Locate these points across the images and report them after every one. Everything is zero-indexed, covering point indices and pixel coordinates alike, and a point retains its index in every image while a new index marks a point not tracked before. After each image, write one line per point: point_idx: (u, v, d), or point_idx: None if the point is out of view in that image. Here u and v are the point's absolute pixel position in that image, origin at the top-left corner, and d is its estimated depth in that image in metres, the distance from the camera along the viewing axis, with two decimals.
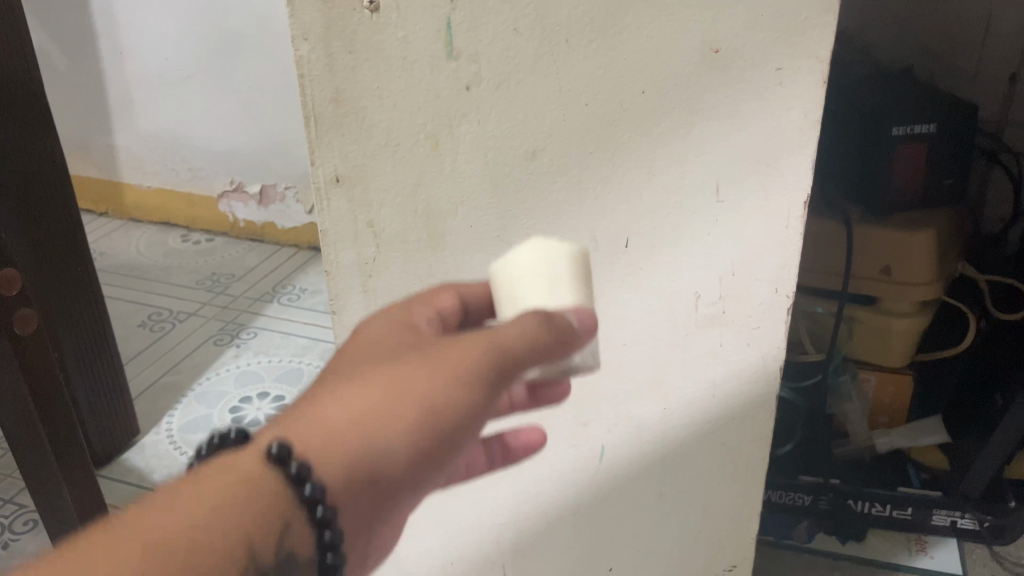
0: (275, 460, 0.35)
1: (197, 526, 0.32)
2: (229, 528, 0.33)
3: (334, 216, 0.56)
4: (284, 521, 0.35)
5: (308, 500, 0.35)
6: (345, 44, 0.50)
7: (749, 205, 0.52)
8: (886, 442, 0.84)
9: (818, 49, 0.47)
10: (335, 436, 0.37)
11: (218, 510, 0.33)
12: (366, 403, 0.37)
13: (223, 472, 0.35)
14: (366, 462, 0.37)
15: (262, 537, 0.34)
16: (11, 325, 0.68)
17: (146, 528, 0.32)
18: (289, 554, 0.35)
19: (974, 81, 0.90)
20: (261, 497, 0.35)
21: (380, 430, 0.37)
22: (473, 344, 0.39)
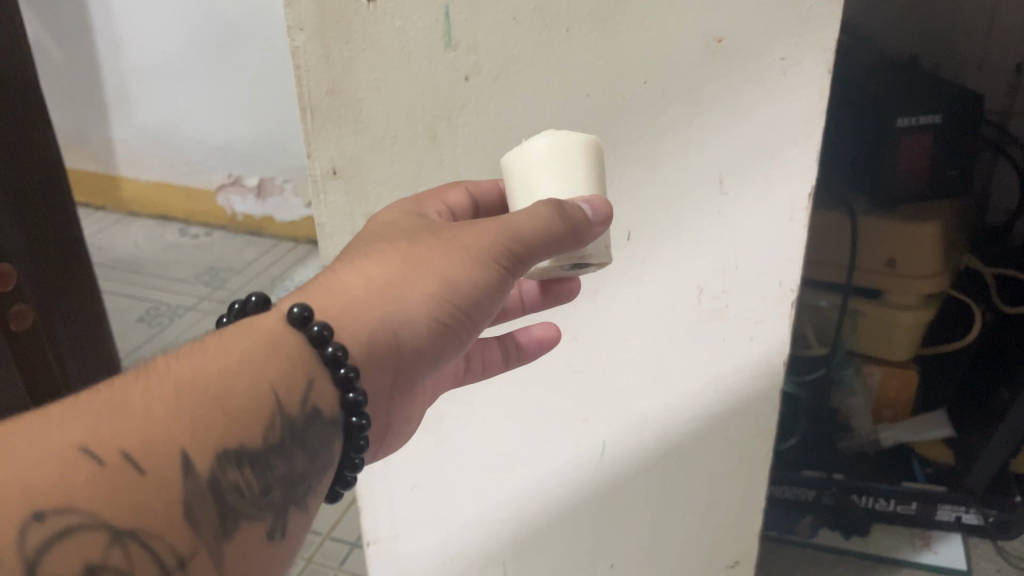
0: (298, 319, 0.38)
1: (205, 388, 0.33)
2: (236, 396, 0.34)
3: (331, 210, 0.55)
4: (309, 378, 0.37)
5: (333, 360, 0.38)
6: (341, 35, 0.49)
7: (752, 197, 0.51)
8: (891, 435, 0.84)
9: (822, 39, 0.46)
10: (360, 303, 0.40)
11: (226, 371, 0.34)
12: (388, 271, 0.41)
13: (245, 332, 0.37)
14: (388, 326, 0.40)
15: (270, 401, 0.35)
16: (9, 324, 0.71)
17: (145, 398, 0.32)
18: (313, 408, 0.37)
19: (979, 71, 0.88)
20: (270, 373, 0.36)
21: (404, 300, 0.41)
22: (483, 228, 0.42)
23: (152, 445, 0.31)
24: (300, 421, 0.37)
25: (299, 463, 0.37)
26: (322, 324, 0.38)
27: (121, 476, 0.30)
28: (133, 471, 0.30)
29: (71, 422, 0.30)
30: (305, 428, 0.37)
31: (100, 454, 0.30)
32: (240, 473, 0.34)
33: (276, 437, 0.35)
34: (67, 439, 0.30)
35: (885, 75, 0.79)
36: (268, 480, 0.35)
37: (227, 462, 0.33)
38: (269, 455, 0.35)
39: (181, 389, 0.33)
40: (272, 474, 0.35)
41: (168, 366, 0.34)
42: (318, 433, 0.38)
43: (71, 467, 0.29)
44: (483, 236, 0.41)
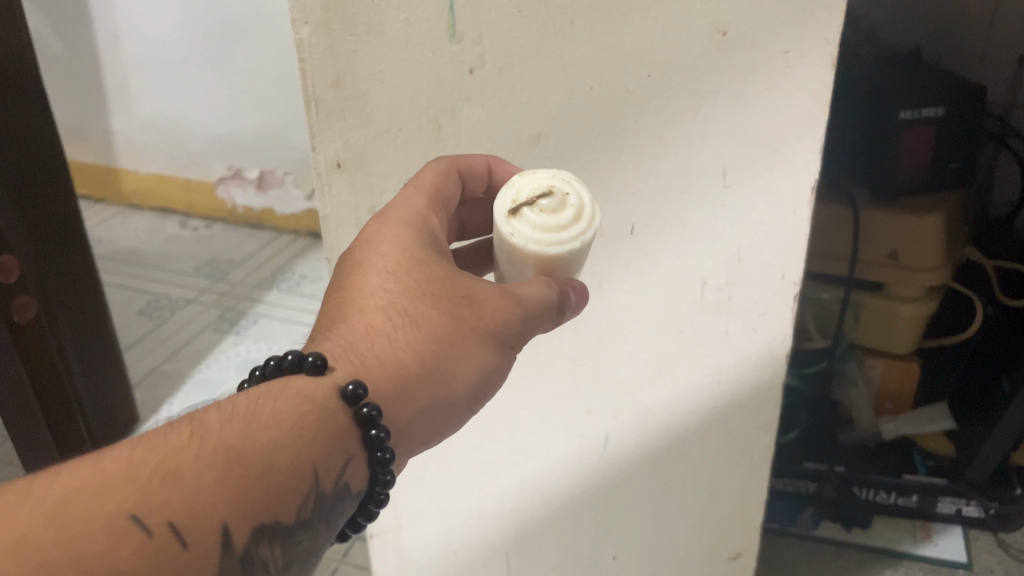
0: (351, 398, 0.39)
1: (253, 461, 0.35)
2: (280, 471, 0.36)
3: (335, 203, 0.55)
4: (346, 457, 0.39)
5: (376, 442, 0.40)
6: (346, 27, 0.49)
7: (754, 190, 0.51)
8: (891, 428, 0.84)
9: (827, 31, 0.46)
10: (405, 383, 0.42)
11: (275, 443, 0.36)
12: (432, 347, 0.43)
13: (297, 402, 0.38)
14: (426, 406, 0.43)
15: (310, 478, 0.37)
16: (13, 315, 0.72)
17: (197, 467, 0.34)
18: (345, 485, 0.40)
19: (981, 63, 0.88)
20: (315, 451, 0.38)
21: (441, 380, 0.43)
22: (514, 308, 0.44)
23: (199, 521, 0.33)
24: (331, 497, 0.39)
25: (321, 535, 0.39)
26: (371, 405, 0.40)
27: (168, 551, 0.32)
28: (177, 545, 0.32)
29: (125, 488, 0.32)
30: (334, 502, 0.39)
31: (150, 525, 0.32)
32: (269, 549, 0.36)
33: (306, 514, 0.38)
34: (121, 507, 0.31)
35: (888, 66, 0.78)
36: (291, 553, 0.38)
37: (260, 538, 0.35)
38: (296, 531, 0.38)
39: (231, 462, 0.34)
40: (295, 548, 0.38)
41: (221, 429, 0.35)
42: (342, 507, 0.40)
43: (124, 537, 0.31)
44: (510, 316, 0.44)
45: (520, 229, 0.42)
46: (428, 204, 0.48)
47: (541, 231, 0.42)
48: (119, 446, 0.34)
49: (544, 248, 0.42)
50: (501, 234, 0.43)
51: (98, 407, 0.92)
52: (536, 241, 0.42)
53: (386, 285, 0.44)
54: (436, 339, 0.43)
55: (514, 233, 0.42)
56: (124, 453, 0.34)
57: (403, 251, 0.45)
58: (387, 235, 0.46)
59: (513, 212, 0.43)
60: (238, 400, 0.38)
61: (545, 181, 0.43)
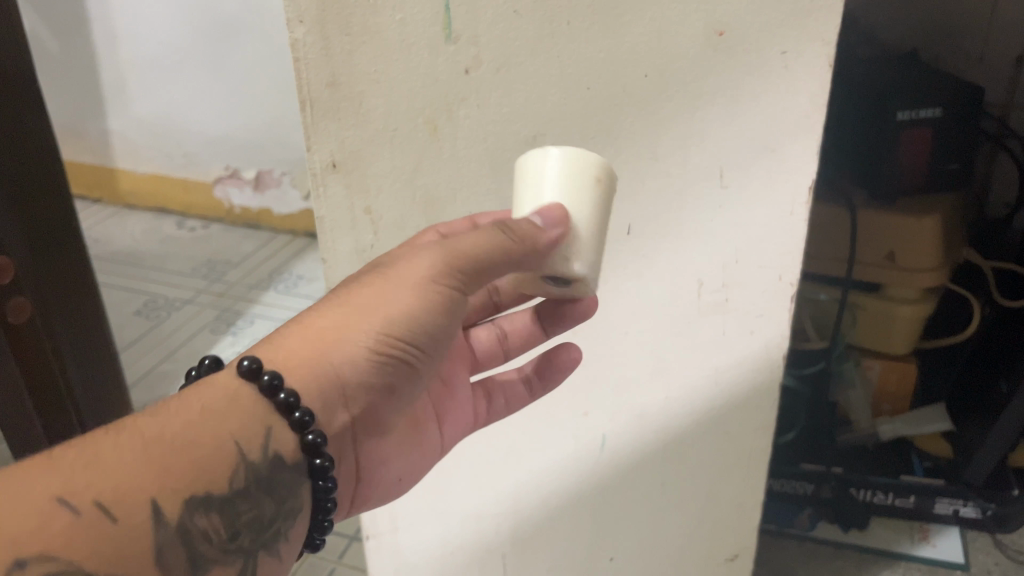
0: (248, 372, 0.41)
1: (171, 439, 0.37)
2: (200, 446, 0.38)
3: (330, 204, 0.55)
4: (267, 428, 0.41)
5: (286, 407, 0.41)
6: (342, 27, 0.49)
7: (751, 191, 0.51)
8: (890, 430, 0.84)
9: (823, 32, 0.46)
10: (300, 349, 0.43)
11: (189, 425, 0.39)
12: (330, 315, 0.44)
13: (210, 388, 0.41)
14: (328, 368, 0.43)
15: (230, 449, 0.39)
16: (9, 316, 0.71)
17: (116, 452, 0.36)
18: (275, 456, 0.41)
19: (979, 64, 0.88)
20: (229, 424, 0.40)
21: (342, 340, 0.43)
22: (427, 257, 0.44)
23: (126, 498, 0.35)
24: (263, 469, 0.41)
25: (267, 508, 0.41)
26: (289, 391, 0.41)
27: (97, 526, 0.34)
28: (106, 520, 0.34)
29: (49, 475, 0.34)
30: (268, 477, 0.41)
31: (75, 504, 0.34)
32: (208, 520, 0.38)
33: (240, 485, 0.40)
34: (45, 491, 0.34)
35: (885, 67, 0.78)
36: (235, 525, 0.39)
37: (195, 510, 0.37)
38: (235, 501, 0.40)
39: (148, 443, 0.37)
40: (239, 519, 0.40)
41: (140, 419, 0.38)
42: (282, 479, 0.42)
43: (51, 517, 0.33)
44: (425, 265, 0.43)
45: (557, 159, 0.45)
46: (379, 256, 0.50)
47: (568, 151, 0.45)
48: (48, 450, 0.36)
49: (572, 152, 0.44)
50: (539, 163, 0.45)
51: (93, 407, 0.92)
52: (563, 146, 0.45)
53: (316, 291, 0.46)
54: (337, 308, 0.44)
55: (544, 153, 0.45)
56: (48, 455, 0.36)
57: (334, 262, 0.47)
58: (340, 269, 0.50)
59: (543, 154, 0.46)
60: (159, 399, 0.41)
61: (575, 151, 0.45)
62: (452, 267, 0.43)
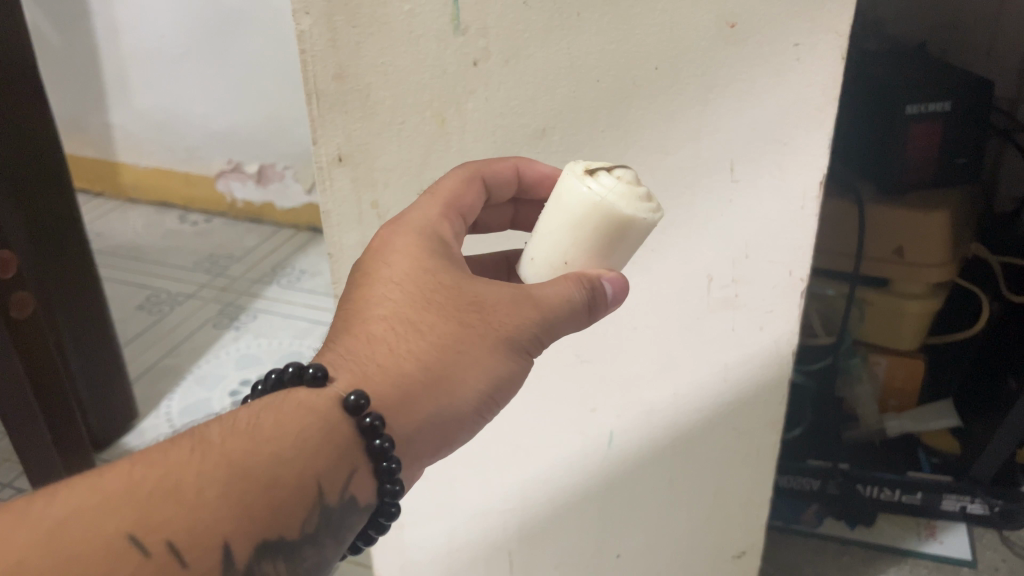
0: (353, 408, 0.39)
1: (254, 475, 0.35)
2: (282, 485, 0.36)
3: (338, 196, 0.54)
4: (352, 469, 0.40)
5: (379, 452, 0.40)
6: (349, 19, 0.48)
7: (764, 185, 0.50)
8: (897, 425, 0.84)
9: (837, 24, 0.45)
10: (410, 393, 0.41)
11: (275, 458, 0.36)
12: (437, 357, 0.42)
13: (300, 412, 0.39)
14: (435, 416, 0.42)
15: (311, 490, 0.38)
16: (11, 311, 0.71)
17: (197, 482, 0.34)
18: (351, 497, 0.40)
19: (988, 57, 0.87)
20: (317, 462, 0.38)
21: (446, 387, 0.42)
22: (530, 312, 0.42)
23: (198, 539, 0.33)
24: (336, 509, 0.39)
25: (329, 550, 0.40)
26: (374, 415, 0.39)
27: (168, 570, 0.33)
28: (177, 563, 0.33)
29: (125, 506, 0.33)
30: (340, 516, 0.40)
31: (147, 545, 0.32)
32: (273, 565, 0.37)
33: (311, 528, 0.38)
34: (118, 526, 0.32)
35: (894, 60, 0.77)
36: (296, 566, 0.38)
37: (265, 553, 0.36)
38: (303, 546, 0.38)
39: (232, 477, 0.35)
40: (303, 563, 0.38)
41: (227, 443, 0.36)
42: (352, 520, 0.41)
43: (120, 553, 0.32)
44: (521, 329, 0.43)
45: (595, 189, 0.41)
46: (444, 211, 0.47)
47: (624, 193, 0.41)
48: (129, 462, 0.35)
49: (636, 223, 0.41)
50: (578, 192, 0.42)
51: (95, 399, 0.91)
52: (631, 210, 0.40)
53: (393, 289, 0.43)
54: (442, 348, 0.42)
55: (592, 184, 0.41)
56: (128, 473, 0.34)
57: (412, 256, 0.44)
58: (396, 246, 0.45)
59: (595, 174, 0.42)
60: (242, 412, 0.39)
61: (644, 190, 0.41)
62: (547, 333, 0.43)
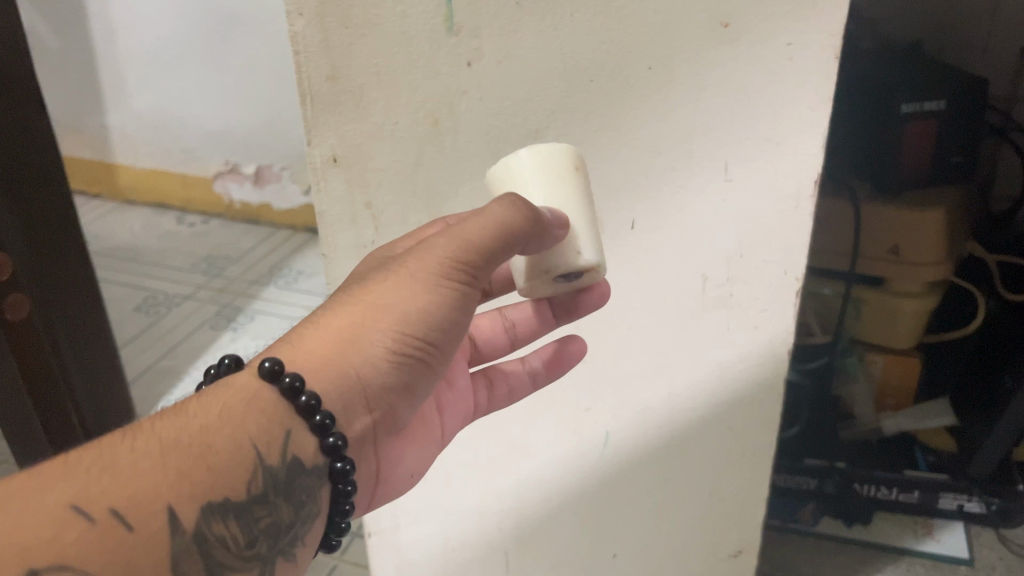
0: (269, 373, 0.40)
1: (188, 444, 0.36)
2: (218, 452, 0.37)
3: (331, 197, 0.54)
4: (287, 430, 0.40)
5: (307, 409, 0.40)
6: (342, 20, 0.48)
7: (757, 183, 0.50)
8: (893, 424, 0.84)
9: (830, 23, 0.45)
10: (324, 352, 0.42)
11: (206, 428, 0.37)
12: (350, 315, 0.42)
13: (225, 390, 0.40)
14: (361, 367, 0.42)
15: (250, 454, 0.38)
16: (8, 313, 0.71)
17: (131, 457, 0.35)
18: (294, 458, 0.40)
19: (984, 56, 0.87)
20: (251, 428, 0.39)
21: (360, 339, 0.42)
22: (438, 243, 0.43)
23: (141, 503, 0.34)
24: (281, 473, 0.39)
25: (285, 513, 0.40)
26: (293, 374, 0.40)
27: (114, 536, 0.33)
28: (122, 528, 0.33)
29: (63, 482, 0.33)
30: (287, 480, 0.40)
31: (90, 512, 0.33)
32: (224, 527, 0.36)
33: (258, 490, 0.38)
34: (60, 498, 0.32)
35: (889, 59, 0.77)
36: (252, 531, 0.38)
37: (212, 516, 0.36)
38: (252, 507, 0.38)
39: (166, 448, 0.36)
40: (256, 525, 0.38)
41: (156, 426, 0.37)
42: (302, 482, 0.41)
43: (65, 525, 0.32)
44: (433, 262, 0.42)
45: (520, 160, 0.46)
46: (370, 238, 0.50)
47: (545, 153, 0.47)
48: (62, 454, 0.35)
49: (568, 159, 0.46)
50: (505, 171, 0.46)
51: (93, 400, 0.91)
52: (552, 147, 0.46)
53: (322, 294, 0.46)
54: (356, 307, 0.43)
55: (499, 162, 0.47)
56: (59, 461, 0.35)
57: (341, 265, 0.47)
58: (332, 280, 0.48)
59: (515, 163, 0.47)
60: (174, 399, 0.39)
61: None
62: (463, 258, 0.42)
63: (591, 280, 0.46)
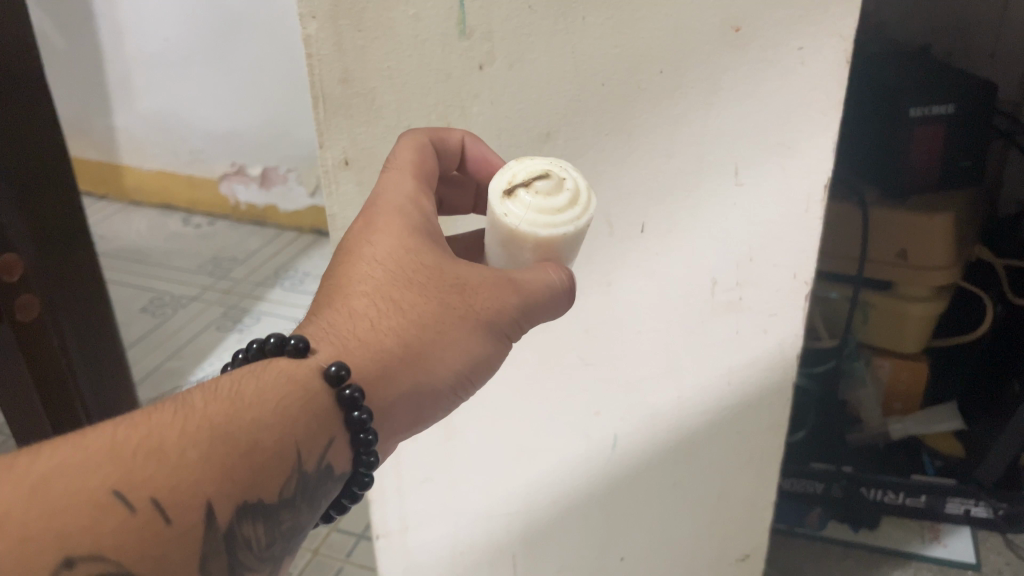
0: (333, 378, 0.39)
1: (235, 436, 0.35)
2: (263, 449, 0.36)
3: (342, 200, 0.54)
4: (330, 439, 0.39)
5: (358, 424, 0.40)
6: (354, 23, 0.48)
7: (769, 187, 0.50)
8: (900, 429, 0.83)
9: (842, 28, 0.45)
10: (388, 365, 0.41)
11: (257, 421, 0.36)
12: (417, 333, 0.42)
13: (279, 379, 0.38)
14: (411, 390, 0.42)
15: (291, 458, 0.37)
16: (15, 314, 0.71)
17: (179, 444, 0.33)
18: (328, 465, 0.40)
19: (992, 60, 0.87)
20: (298, 430, 0.38)
21: (421, 366, 0.42)
22: (509, 296, 0.43)
23: (181, 497, 0.32)
24: (312, 477, 0.39)
25: (305, 515, 0.39)
26: (354, 387, 0.39)
27: (152, 527, 0.31)
28: (161, 520, 0.32)
29: (109, 463, 0.32)
30: (314, 484, 0.39)
31: (132, 500, 0.31)
32: (252, 527, 0.36)
33: (290, 494, 0.38)
34: (102, 482, 0.31)
35: (898, 63, 0.77)
36: (274, 533, 0.37)
37: (244, 516, 0.35)
38: (279, 511, 0.37)
39: (214, 439, 0.34)
40: (279, 527, 0.38)
41: (207, 409, 0.35)
42: (326, 489, 0.40)
43: (105, 511, 0.30)
44: (501, 309, 0.43)
45: (513, 210, 0.40)
46: (416, 181, 0.46)
47: (541, 207, 0.40)
48: (108, 423, 0.33)
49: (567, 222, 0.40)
50: (497, 217, 0.41)
51: (100, 400, 0.91)
52: (553, 218, 0.40)
53: (375, 269, 0.43)
54: (423, 328, 0.42)
55: (508, 213, 0.40)
56: (105, 434, 0.33)
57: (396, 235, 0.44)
58: (379, 225, 0.44)
59: (513, 191, 0.40)
60: (217, 380, 0.38)
61: (542, 164, 0.41)
62: (525, 316, 0.43)
63: None
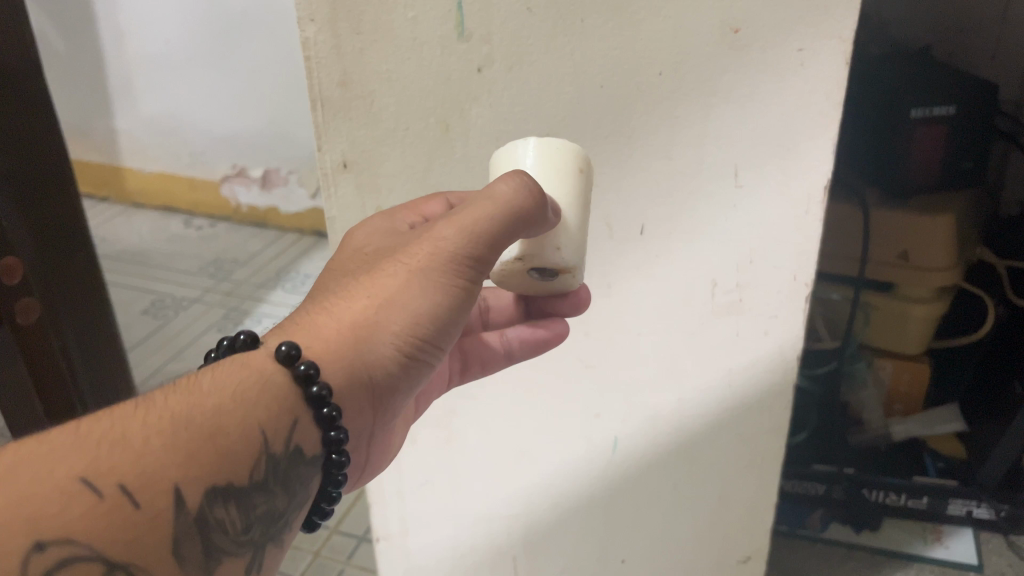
0: (284, 358, 0.39)
1: (199, 421, 0.35)
2: (228, 434, 0.36)
3: (341, 203, 0.54)
4: (294, 419, 0.39)
5: (317, 400, 0.39)
6: (352, 26, 0.48)
7: (768, 188, 0.50)
8: (903, 430, 0.83)
9: (841, 30, 0.45)
10: (335, 335, 0.41)
11: (219, 408, 0.36)
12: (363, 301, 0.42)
13: (237, 369, 0.39)
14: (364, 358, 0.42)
15: (258, 441, 0.37)
16: (16, 316, 0.71)
17: (143, 434, 0.33)
18: (297, 447, 0.39)
19: (993, 60, 0.87)
20: (259, 412, 0.38)
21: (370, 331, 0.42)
22: (446, 234, 0.42)
23: (149, 483, 0.32)
24: (282, 460, 0.38)
25: (280, 500, 0.39)
26: (308, 362, 0.39)
27: (120, 512, 0.31)
28: (128, 504, 0.32)
29: (74, 453, 0.32)
30: (285, 468, 0.39)
31: (98, 485, 0.31)
32: (225, 510, 0.35)
33: (260, 477, 0.37)
34: (69, 470, 0.31)
35: (898, 64, 0.77)
36: (249, 515, 0.37)
37: (215, 498, 0.35)
38: (252, 493, 0.37)
39: (176, 426, 0.34)
40: (254, 510, 0.37)
41: (171, 401, 0.35)
42: (299, 472, 0.40)
43: (72, 499, 0.31)
44: (444, 247, 0.42)
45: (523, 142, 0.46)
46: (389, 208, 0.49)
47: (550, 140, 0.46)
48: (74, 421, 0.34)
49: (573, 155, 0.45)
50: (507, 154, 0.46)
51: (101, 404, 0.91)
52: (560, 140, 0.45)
53: (331, 277, 0.45)
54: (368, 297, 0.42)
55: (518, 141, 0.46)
56: (72, 430, 0.33)
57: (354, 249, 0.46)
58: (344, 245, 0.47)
59: None
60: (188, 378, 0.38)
61: None
62: (473, 246, 0.41)
63: (566, 283, 0.47)
